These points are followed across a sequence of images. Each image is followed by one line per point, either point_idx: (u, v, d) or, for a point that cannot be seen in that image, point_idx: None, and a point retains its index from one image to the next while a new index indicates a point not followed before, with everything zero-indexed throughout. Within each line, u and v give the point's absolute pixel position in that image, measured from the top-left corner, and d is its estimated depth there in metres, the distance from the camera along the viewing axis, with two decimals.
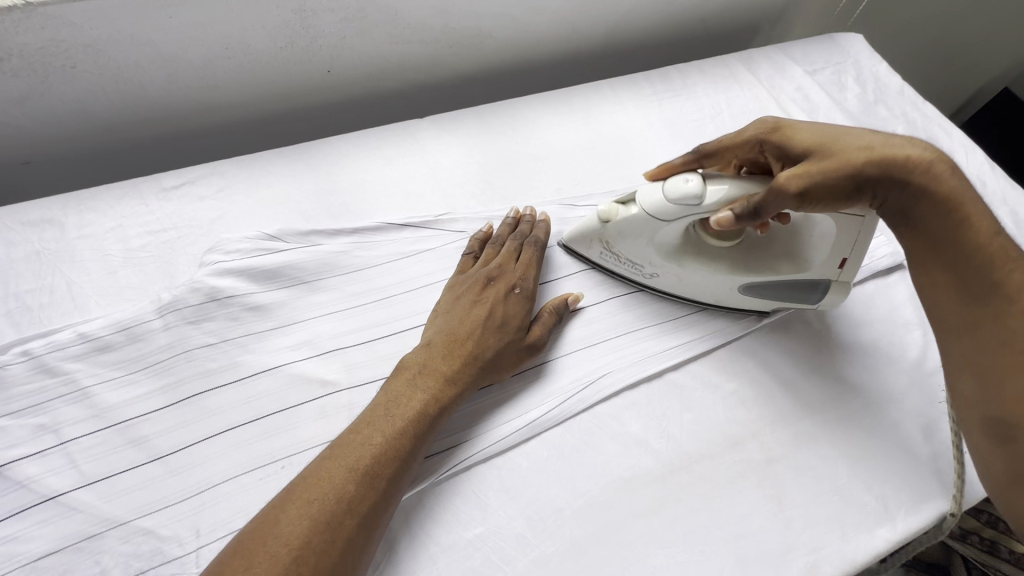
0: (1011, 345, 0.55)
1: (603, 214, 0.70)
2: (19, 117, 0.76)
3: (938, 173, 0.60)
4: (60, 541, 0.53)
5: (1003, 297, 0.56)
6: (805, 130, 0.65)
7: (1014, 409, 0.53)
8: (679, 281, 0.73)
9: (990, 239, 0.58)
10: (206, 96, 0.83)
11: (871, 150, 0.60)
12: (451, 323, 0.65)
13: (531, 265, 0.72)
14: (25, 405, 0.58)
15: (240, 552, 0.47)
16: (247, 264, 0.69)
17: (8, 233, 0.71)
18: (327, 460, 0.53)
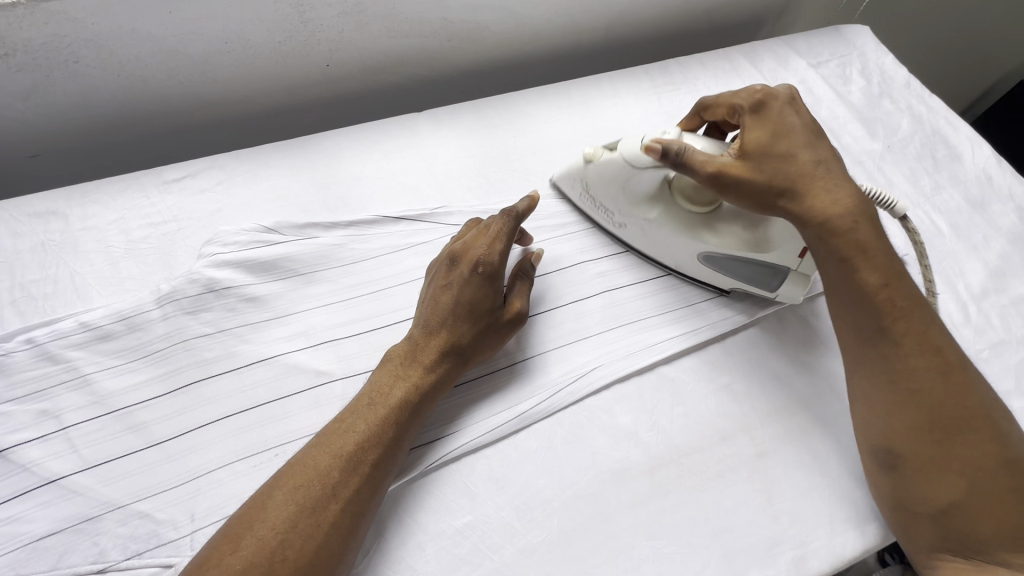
0: (897, 383, 0.58)
1: (590, 152, 0.76)
2: (25, 111, 0.78)
3: (846, 219, 0.60)
4: (60, 522, 0.55)
5: (890, 341, 0.59)
6: (774, 125, 0.64)
7: (895, 440, 0.58)
8: (642, 236, 0.76)
9: (880, 289, 0.59)
10: (207, 90, 0.84)
11: (791, 180, 0.61)
12: (424, 311, 0.64)
13: (499, 239, 0.66)
14: (28, 392, 0.60)
15: (230, 537, 0.49)
16: (244, 256, 0.70)
17: (15, 224, 0.72)
18: (313, 447, 0.54)
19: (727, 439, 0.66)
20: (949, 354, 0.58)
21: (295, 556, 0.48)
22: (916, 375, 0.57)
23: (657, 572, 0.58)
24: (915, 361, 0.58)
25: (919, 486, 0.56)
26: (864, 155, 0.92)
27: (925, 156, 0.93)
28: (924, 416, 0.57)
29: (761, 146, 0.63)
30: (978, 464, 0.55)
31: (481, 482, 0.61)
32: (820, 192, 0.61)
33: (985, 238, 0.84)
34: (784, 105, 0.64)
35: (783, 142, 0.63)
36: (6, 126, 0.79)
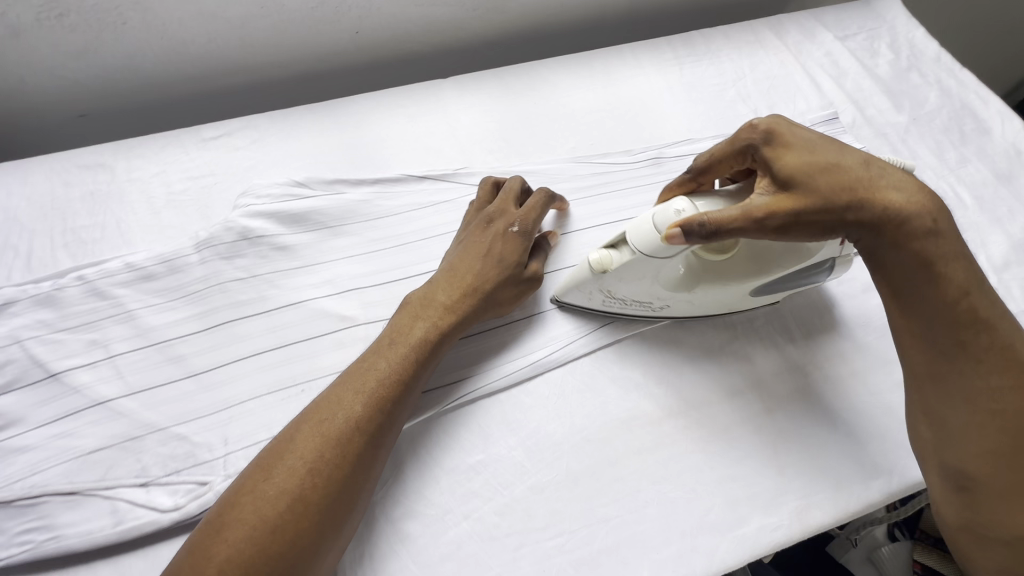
0: (976, 404, 0.55)
1: (596, 264, 0.62)
2: (75, 70, 0.83)
3: (924, 221, 0.55)
4: (107, 440, 0.59)
5: (968, 359, 0.55)
6: (800, 153, 0.56)
7: (970, 464, 0.55)
8: (690, 305, 0.68)
9: (961, 299, 0.55)
10: (242, 55, 0.88)
11: (854, 191, 0.54)
12: (452, 261, 0.68)
13: (536, 210, 0.70)
14: (79, 323, 0.65)
15: (262, 466, 0.52)
16: (276, 208, 0.73)
17: (66, 174, 0.78)
18: (337, 385, 0.57)
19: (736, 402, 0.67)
20: None
21: (317, 489, 0.51)
22: (999, 396, 0.54)
23: (663, 513, 0.60)
24: (994, 383, 0.55)
25: (995, 510, 0.55)
26: (888, 128, 0.92)
27: (951, 129, 0.92)
28: (1008, 439, 0.54)
29: (802, 171, 0.55)
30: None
31: (495, 424, 0.64)
32: (892, 200, 0.55)
33: (1011, 212, 0.83)
34: (792, 126, 0.58)
35: (824, 154, 0.56)
36: (59, 85, 0.84)
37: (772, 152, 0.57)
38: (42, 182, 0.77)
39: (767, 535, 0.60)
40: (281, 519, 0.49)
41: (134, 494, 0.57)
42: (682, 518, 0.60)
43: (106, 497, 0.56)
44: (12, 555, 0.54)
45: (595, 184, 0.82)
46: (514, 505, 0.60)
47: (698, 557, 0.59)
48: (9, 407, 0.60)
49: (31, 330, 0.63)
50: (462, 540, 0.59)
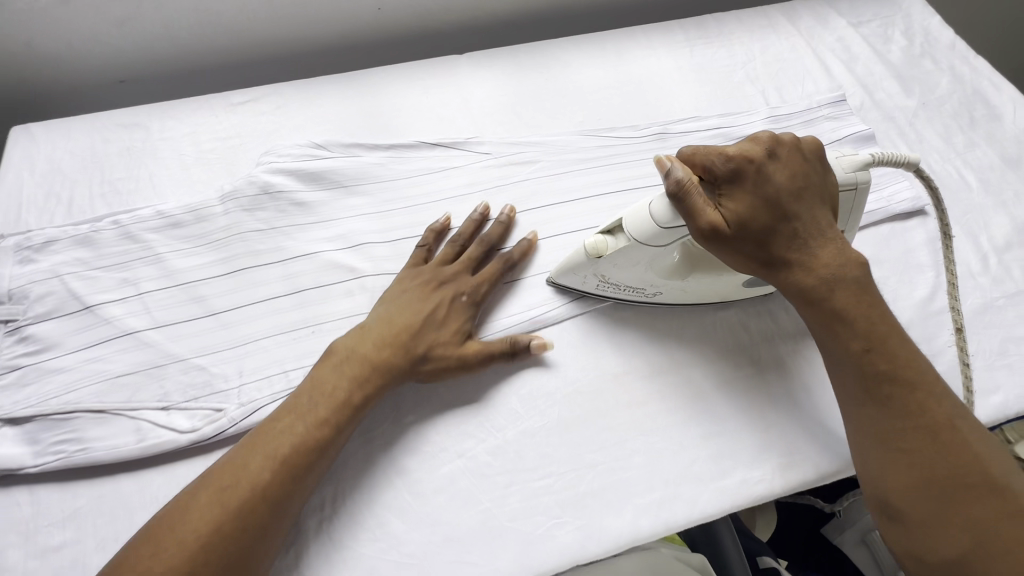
0: (885, 439, 0.55)
1: (591, 248, 0.63)
2: (117, 37, 0.89)
3: (826, 288, 0.58)
4: (133, 366, 0.64)
5: (875, 400, 0.56)
6: (754, 194, 0.59)
7: (891, 494, 0.54)
8: (682, 292, 0.69)
9: (861, 353, 0.57)
10: (271, 28, 0.93)
11: (780, 251, 0.59)
12: (391, 314, 0.66)
13: (489, 281, 0.70)
14: (112, 263, 0.70)
15: (218, 467, 0.56)
16: (296, 166, 0.78)
17: (106, 132, 0.84)
18: (290, 401, 0.61)
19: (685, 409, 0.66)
20: (941, 413, 0.54)
21: (261, 502, 0.54)
22: (907, 433, 0.54)
23: (648, 462, 0.63)
24: (902, 423, 0.54)
25: (924, 540, 0.52)
26: (897, 112, 0.92)
27: (961, 114, 0.92)
28: (919, 473, 0.53)
29: (745, 219, 0.58)
30: (987, 515, 0.51)
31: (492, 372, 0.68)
32: (813, 265, 0.59)
33: (1016, 195, 0.83)
34: (760, 169, 0.59)
35: (770, 208, 0.58)
36: (102, 51, 0.90)
37: (727, 192, 0.59)
38: (84, 138, 0.83)
39: (749, 488, 0.63)
40: (226, 527, 0.52)
41: (156, 415, 0.62)
42: (667, 467, 0.63)
43: (132, 417, 0.62)
44: (46, 462, 0.59)
45: (601, 155, 0.85)
46: (506, 447, 0.63)
47: (680, 504, 0.61)
48: (48, 334, 0.65)
49: (69, 267, 0.69)
50: (455, 476, 0.62)
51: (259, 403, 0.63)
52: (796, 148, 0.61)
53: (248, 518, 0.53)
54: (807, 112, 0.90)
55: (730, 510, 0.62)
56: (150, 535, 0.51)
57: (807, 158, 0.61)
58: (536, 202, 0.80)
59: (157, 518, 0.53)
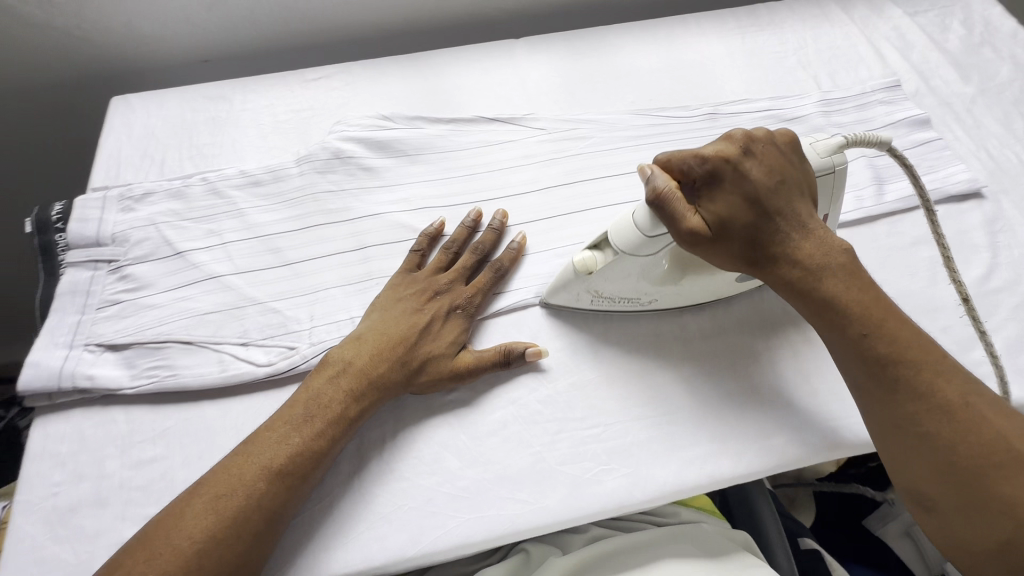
0: (901, 429, 0.54)
1: (580, 266, 0.64)
2: (206, 19, 0.97)
3: (823, 274, 0.58)
4: (217, 306, 0.70)
5: (884, 390, 0.55)
6: (731, 193, 0.59)
7: (921, 483, 0.54)
8: (677, 295, 0.69)
9: (862, 340, 0.56)
10: (342, 12, 1.00)
11: (765, 246, 0.59)
12: (385, 324, 0.67)
13: (480, 291, 0.70)
14: (200, 215, 0.77)
15: (244, 452, 0.59)
16: (365, 135, 0.84)
17: (194, 103, 0.91)
18: (300, 394, 0.63)
19: (694, 395, 0.67)
20: (949, 391, 0.53)
21: (276, 487, 0.57)
22: (923, 419, 0.53)
23: (695, 417, 0.65)
24: (913, 408, 0.54)
25: (961, 524, 0.52)
26: (954, 98, 0.92)
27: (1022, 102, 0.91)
28: (943, 457, 0.52)
29: (727, 219, 0.58)
30: (1022, 493, 0.50)
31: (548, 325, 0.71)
32: (804, 254, 0.59)
33: None
34: (736, 169, 0.59)
35: (748, 207, 0.58)
36: (192, 32, 0.98)
37: (705, 196, 0.59)
38: (174, 107, 0.91)
39: (792, 449, 0.64)
40: (221, 534, 0.54)
41: (237, 349, 0.68)
42: (711, 423, 0.65)
43: (215, 350, 0.67)
44: (141, 384, 0.65)
45: (652, 134, 0.87)
46: (557, 397, 0.66)
47: (724, 459, 0.63)
48: (144, 274, 0.72)
49: (164, 217, 0.76)
50: (507, 420, 0.65)
51: (328, 343, 0.68)
52: (772, 142, 0.60)
53: (243, 526, 0.54)
54: (860, 96, 0.90)
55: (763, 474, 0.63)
56: (148, 540, 0.53)
57: (783, 150, 0.60)
58: (588, 175, 0.83)
59: (202, 481, 0.57)
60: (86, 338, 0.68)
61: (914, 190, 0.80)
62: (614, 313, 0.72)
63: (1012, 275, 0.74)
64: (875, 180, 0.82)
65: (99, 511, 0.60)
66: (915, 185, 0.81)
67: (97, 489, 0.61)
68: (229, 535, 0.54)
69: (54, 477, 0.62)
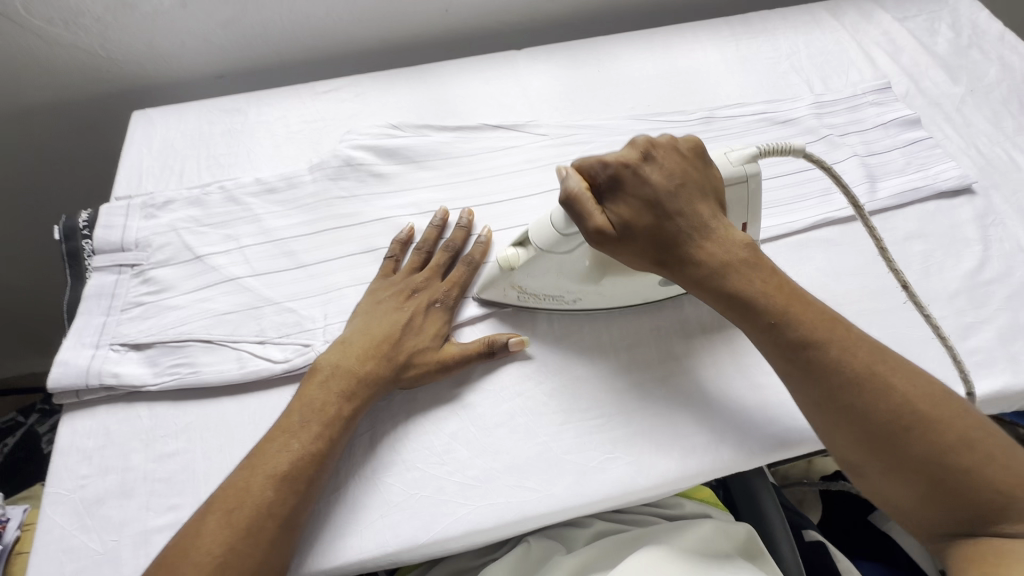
0: (821, 408, 0.56)
1: (503, 261, 0.69)
2: (221, 37, 1.02)
3: (732, 265, 0.61)
4: (236, 306, 0.74)
5: (800, 373, 0.57)
6: (635, 196, 0.62)
7: (851, 455, 0.56)
8: (602, 297, 0.72)
9: (772, 326, 0.58)
10: (350, 29, 1.05)
11: (675, 245, 0.61)
12: (370, 326, 0.69)
13: (458, 285, 0.73)
14: (218, 221, 0.80)
15: (249, 464, 0.60)
16: (374, 143, 0.87)
17: (211, 116, 0.96)
18: (293, 402, 0.65)
19: (676, 389, 0.69)
20: (856, 364, 0.56)
21: (291, 492, 0.58)
22: (839, 394, 0.55)
23: (697, 410, 0.67)
24: (827, 386, 0.56)
25: (891, 487, 0.55)
26: (944, 98, 0.94)
27: (1011, 101, 0.94)
28: (861, 428, 0.54)
29: (634, 221, 0.61)
30: (936, 451, 0.53)
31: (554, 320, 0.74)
32: (711, 248, 0.61)
33: None
34: (640, 172, 0.62)
35: (654, 207, 0.61)
36: (209, 49, 1.03)
37: (613, 196, 0.62)
38: (193, 120, 0.95)
39: (793, 439, 0.65)
40: (239, 545, 0.55)
41: (254, 347, 0.70)
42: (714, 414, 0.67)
43: (234, 348, 0.70)
44: (164, 381, 0.68)
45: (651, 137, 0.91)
46: (562, 389, 0.69)
47: (726, 449, 0.65)
48: (165, 277, 0.75)
49: (184, 223, 0.80)
50: (514, 412, 0.68)
51: None
52: (672, 148, 0.64)
53: (258, 533, 0.55)
54: (851, 98, 0.93)
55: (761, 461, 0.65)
56: (168, 563, 0.53)
57: (683, 155, 0.64)
58: None
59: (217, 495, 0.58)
60: (111, 339, 0.71)
61: (906, 187, 0.83)
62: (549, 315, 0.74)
63: (1003, 267, 0.77)
64: (868, 177, 0.84)
65: (124, 502, 0.63)
66: (908, 182, 0.84)
67: (123, 481, 0.64)
68: (249, 545, 0.55)
69: (81, 470, 0.64)
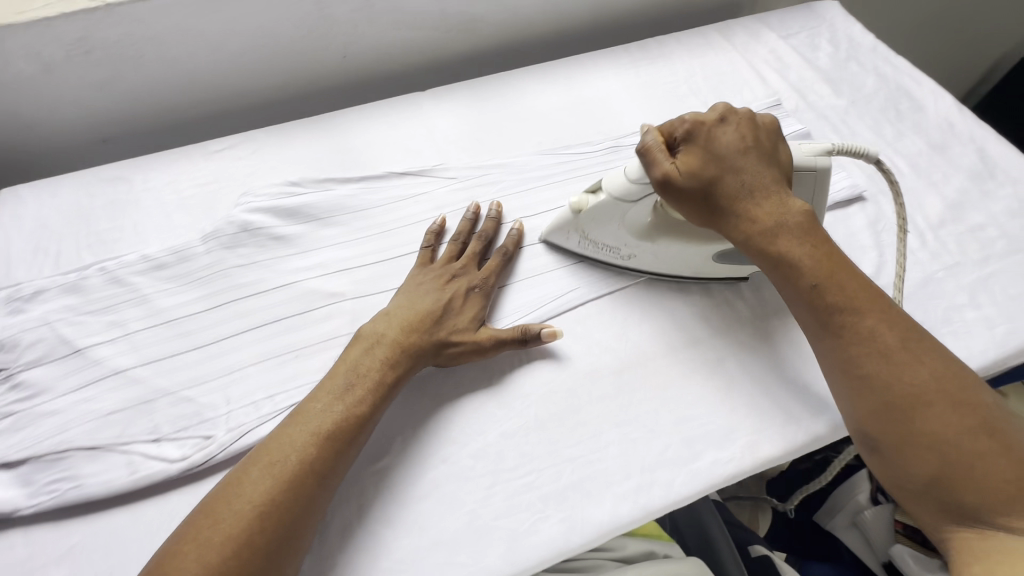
0: (851, 372, 0.58)
1: (574, 203, 0.74)
2: (97, 99, 0.94)
3: (772, 234, 0.62)
4: (124, 403, 0.67)
5: (833, 336, 0.59)
6: (705, 151, 0.64)
7: (869, 425, 0.58)
8: (655, 259, 0.76)
9: (810, 290, 0.60)
10: (244, 81, 1.00)
11: (730, 200, 0.63)
12: (412, 301, 0.71)
13: (493, 273, 0.75)
14: (101, 306, 0.74)
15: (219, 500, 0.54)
16: (273, 204, 0.83)
17: (91, 187, 0.88)
18: (292, 422, 0.60)
19: (627, 417, 0.68)
20: (891, 336, 0.57)
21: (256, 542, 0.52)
22: (864, 362, 0.57)
23: (625, 451, 0.66)
24: (860, 352, 0.58)
25: (901, 464, 0.56)
26: (829, 111, 1.00)
27: (888, 109, 1.00)
28: (885, 397, 0.56)
29: (699, 171, 0.63)
30: (948, 431, 0.54)
31: None
32: (758, 212, 0.62)
33: (944, 176, 0.91)
34: (713, 131, 0.65)
35: (721, 164, 0.64)
36: (86, 113, 0.96)
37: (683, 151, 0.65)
38: (70, 193, 0.87)
39: (723, 468, 0.65)
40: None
41: (147, 447, 0.64)
42: (643, 455, 0.66)
43: (123, 451, 0.64)
44: (40, 501, 0.61)
45: (560, 172, 0.91)
46: (488, 449, 0.66)
47: (657, 489, 0.64)
48: (39, 379, 0.68)
49: (59, 314, 0.72)
50: (439, 481, 0.64)
51: (247, 426, 0.66)
52: (750, 117, 0.66)
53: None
54: None
55: (707, 491, 0.64)
56: (210, 509, 0.54)
57: (755, 127, 0.66)
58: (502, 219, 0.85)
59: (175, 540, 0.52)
60: None
61: None
62: (599, 265, 0.80)
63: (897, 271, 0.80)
64: None
65: None
66: None
67: None
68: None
69: None
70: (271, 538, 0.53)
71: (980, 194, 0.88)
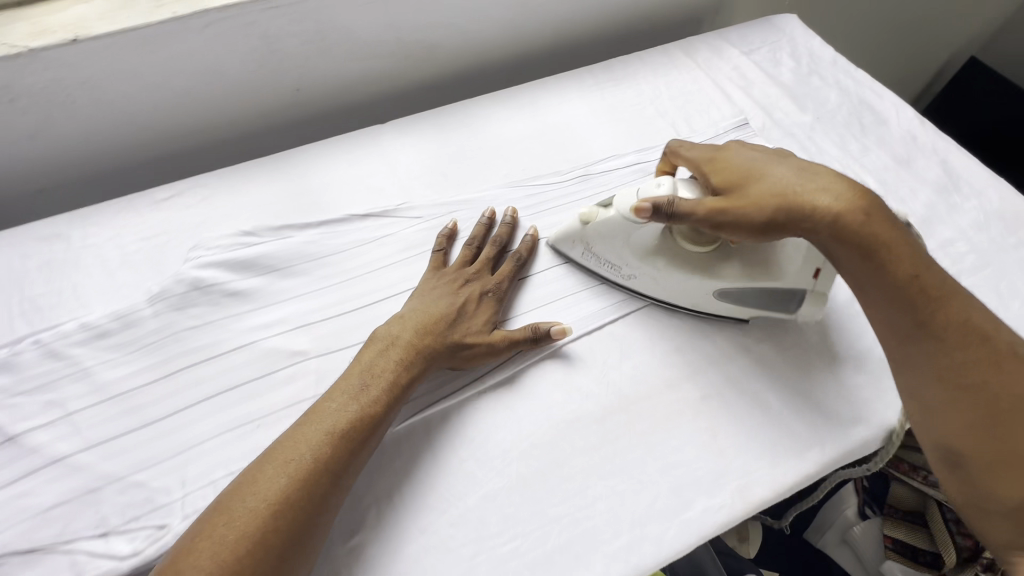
0: (948, 380, 0.58)
1: (583, 216, 0.74)
2: (26, 148, 0.87)
3: (857, 214, 0.59)
4: (66, 494, 0.61)
5: (931, 340, 0.58)
6: (733, 163, 0.66)
7: (959, 439, 0.57)
8: (654, 283, 0.75)
9: (909, 292, 0.59)
10: (190, 120, 0.94)
11: (783, 194, 0.61)
12: (427, 304, 0.71)
13: (507, 278, 0.76)
14: (37, 384, 0.67)
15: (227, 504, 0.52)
16: (225, 257, 0.77)
17: (23, 247, 0.81)
18: (298, 427, 0.58)
19: (611, 471, 0.65)
20: (996, 348, 0.57)
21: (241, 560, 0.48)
22: (971, 371, 0.57)
23: (613, 506, 0.63)
24: (965, 358, 0.57)
25: (989, 482, 0.56)
26: (796, 127, 0.99)
27: (853, 123, 1.00)
28: (984, 405, 0.56)
29: (732, 180, 0.64)
30: None
31: (490, 396, 0.70)
32: (822, 200, 0.60)
33: (912, 191, 0.91)
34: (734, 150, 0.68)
35: (757, 167, 0.65)
36: (16, 164, 0.88)
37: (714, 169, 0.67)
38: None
39: (713, 517, 0.63)
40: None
41: (94, 544, 0.58)
42: (631, 508, 0.63)
43: (66, 551, 0.58)
44: None
45: (530, 205, 0.88)
46: (469, 515, 0.62)
47: (648, 545, 0.61)
48: None
49: None
50: (419, 555, 0.60)
51: None
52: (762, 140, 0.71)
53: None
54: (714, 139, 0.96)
55: (697, 543, 0.62)
56: (224, 506, 0.52)
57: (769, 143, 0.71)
58: None
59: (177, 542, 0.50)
60: None
61: None
62: (600, 278, 0.80)
63: None
64: None
65: None
66: None
67: None
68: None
69: None
70: (284, 537, 0.51)
71: (947, 208, 0.89)
